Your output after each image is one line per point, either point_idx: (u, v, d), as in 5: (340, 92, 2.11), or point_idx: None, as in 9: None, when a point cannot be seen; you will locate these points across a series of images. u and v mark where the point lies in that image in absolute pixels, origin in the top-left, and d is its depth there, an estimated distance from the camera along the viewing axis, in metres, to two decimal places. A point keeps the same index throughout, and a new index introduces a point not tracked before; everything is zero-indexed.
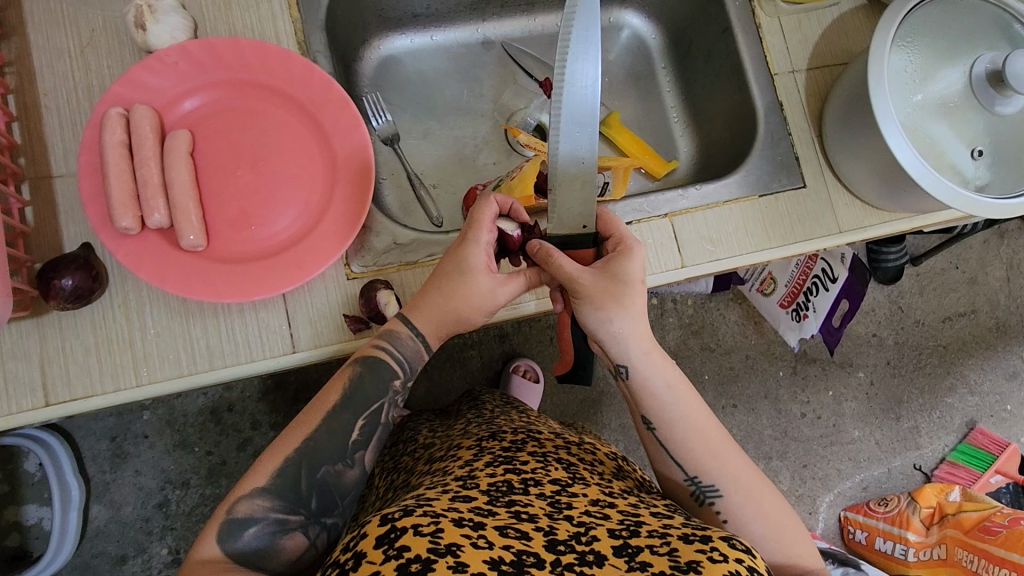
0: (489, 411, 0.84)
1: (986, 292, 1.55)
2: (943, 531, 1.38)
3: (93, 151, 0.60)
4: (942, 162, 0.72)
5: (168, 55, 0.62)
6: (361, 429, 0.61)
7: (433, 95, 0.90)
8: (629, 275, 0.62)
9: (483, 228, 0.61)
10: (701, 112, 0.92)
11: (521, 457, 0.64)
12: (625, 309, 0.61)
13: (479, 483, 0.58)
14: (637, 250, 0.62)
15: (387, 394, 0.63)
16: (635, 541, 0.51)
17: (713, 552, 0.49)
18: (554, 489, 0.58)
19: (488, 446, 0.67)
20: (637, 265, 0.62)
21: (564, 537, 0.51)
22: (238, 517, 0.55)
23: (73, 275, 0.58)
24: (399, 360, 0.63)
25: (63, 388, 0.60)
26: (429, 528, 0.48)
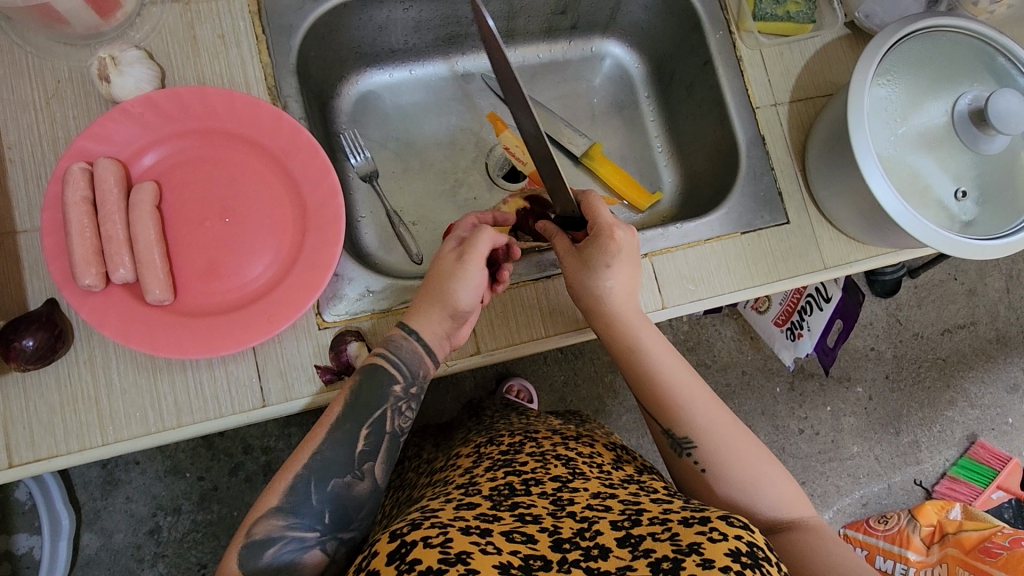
0: (491, 419, 0.84)
1: (985, 304, 1.53)
2: (943, 550, 1.37)
3: (56, 208, 0.59)
4: (927, 199, 0.70)
5: (132, 106, 0.61)
6: (366, 439, 0.59)
7: (413, 129, 0.89)
8: (601, 255, 0.64)
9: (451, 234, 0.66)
10: (684, 141, 0.90)
11: (520, 458, 0.63)
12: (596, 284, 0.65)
13: (481, 489, 0.57)
14: (612, 232, 0.65)
15: (388, 401, 0.61)
16: (637, 530, 0.50)
17: (713, 531, 0.49)
18: (555, 486, 0.58)
19: (487, 451, 0.67)
20: (613, 247, 0.64)
21: (568, 535, 0.50)
22: (258, 538, 0.54)
23: (34, 335, 0.57)
24: (397, 364, 0.62)
25: (27, 449, 0.59)
26: (438, 540, 0.48)
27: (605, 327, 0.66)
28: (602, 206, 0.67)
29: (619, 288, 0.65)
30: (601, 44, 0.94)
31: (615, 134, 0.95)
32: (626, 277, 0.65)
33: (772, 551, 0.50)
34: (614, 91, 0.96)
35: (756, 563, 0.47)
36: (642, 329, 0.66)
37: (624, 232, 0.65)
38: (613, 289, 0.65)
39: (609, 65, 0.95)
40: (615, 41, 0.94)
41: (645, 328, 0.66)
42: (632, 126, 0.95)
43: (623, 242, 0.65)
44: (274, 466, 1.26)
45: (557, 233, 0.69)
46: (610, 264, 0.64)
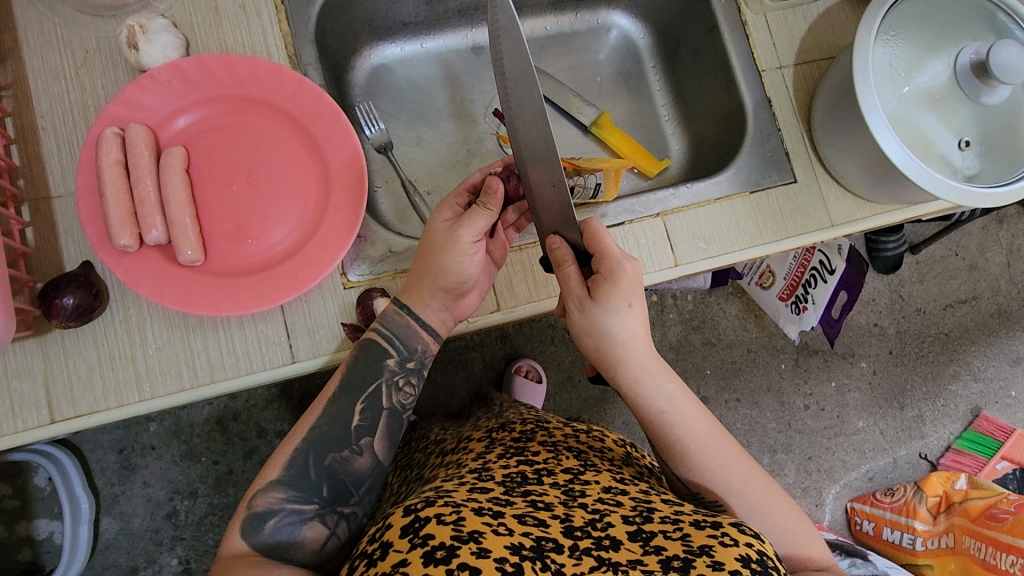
0: (499, 408, 0.82)
1: (986, 278, 1.55)
2: (950, 520, 1.39)
3: (90, 171, 0.61)
4: (930, 154, 0.72)
5: (161, 73, 0.63)
6: (361, 413, 0.62)
7: (425, 102, 0.91)
8: (617, 300, 0.60)
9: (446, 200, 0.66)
10: (691, 110, 0.92)
11: (532, 448, 0.62)
12: (616, 333, 0.61)
13: (494, 474, 0.56)
14: (626, 270, 0.60)
15: (383, 375, 0.63)
16: (649, 526, 0.50)
17: (724, 536, 0.48)
18: (567, 478, 0.57)
19: (500, 437, 0.65)
20: (627, 287, 0.60)
21: (580, 523, 0.49)
22: (258, 511, 0.57)
23: (74, 293, 0.59)
24: (391, 339, 0.64)
25: (67, 406, 0.61)
26: (451, 517, 0.47)
27: (625, 378, 0.62)
28: (608, 235, 0.61)
29: (636, 333, 0.61)
30: (607, 15, 0.96)
31: (621, 105, 0.97)
32: (642, 320, 0.62)
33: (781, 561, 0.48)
34: (620, 63, 0.97)
35: (766, 571, 0.45)
36: (663, 377, 0.62)
37: (633, 268, 0.61)
38: (628, 332, 0.61)
39: (616, 36, 0.97)
40: (621, 12, 0.95)
41: (665, 374, 0.63)
42: (638, 97, 0.97)
43: (633, 278, 0.61)
44: None
45: (567, 264, 0.61)
46: (629, 307, 0.60)
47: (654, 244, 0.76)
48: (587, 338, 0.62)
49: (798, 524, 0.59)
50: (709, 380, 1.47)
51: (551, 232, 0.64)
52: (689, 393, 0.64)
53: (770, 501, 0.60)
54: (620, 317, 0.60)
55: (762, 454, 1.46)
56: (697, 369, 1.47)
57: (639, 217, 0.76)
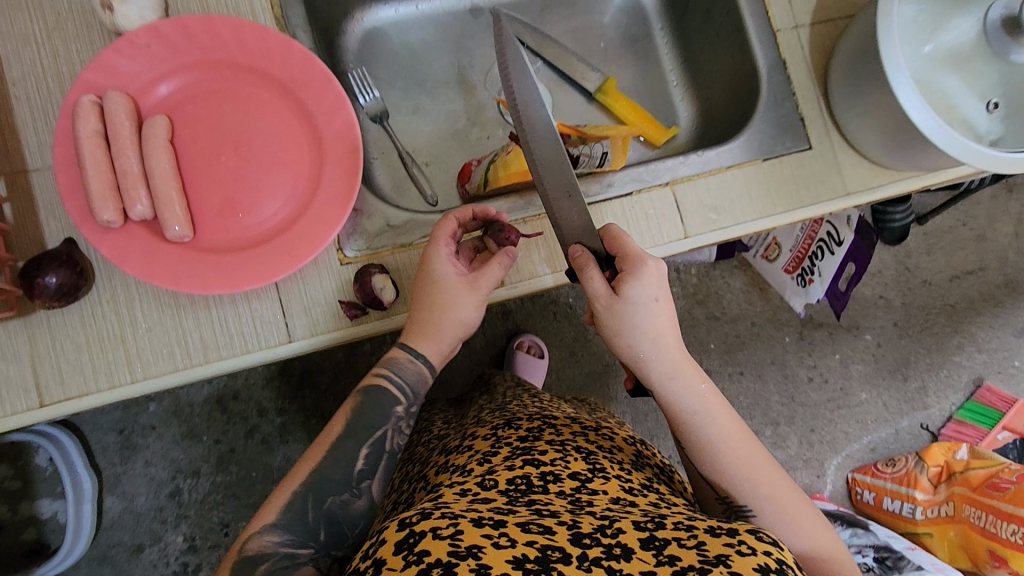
0: (502, 398, 0.78)
1: (994, 249, 1.53)
2: (951, 489, 1.37)
3: (68, 142, 0.58)
4: (953, 117, 0.69)
5: (139, 36, 0.59)
6: (366, 457, 0.60)
7: (422, 68, 0.87)
8: (642, 295, 0.59)
9: (439, 241, 0.62)
10: (701, 75, 0.88)
11: (539, 447, 0.59)
12: (644, 329, 0.60)
13: (498, 480, 0.54)
14: (649, 267, 0.59)
15: (388, 421, 0.62)
16: (662, 533, 0.47)
17: (741, 545, 0.45)
18: (573, 486, 0.54)
19: (504, 436, 0.63)
20: (650, 282, 0.59)
21: (588, 530, 0.47)
22: (250, 554, 0.54)
23: (57, 272, 0.56)
24: (399, 385, 0.63)
25: (56, 389, 0.59)
26: (447, 531, 0.46)
27: (655, 377, 0.61)
28: (626, 238, 0.62)
29: (665, 331, 0.61)
30: None
31: (627, 70, 0.92)
32: (669, 318, 0.61)
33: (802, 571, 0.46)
34: (626, 25, 0.92)
35: None
36: (694, 378, 0.61)
37: (656, 265, 0.60)
38: (655, 331, 0.60)
39: None
40: None
41: (697, 374, 0.61)
42: (645, 61, 0.92)
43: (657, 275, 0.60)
44: (289, 428, 1.27)
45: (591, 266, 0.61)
46: (654, 301, 0.60)
47: (662, 216, 0.72)
48: (616, 338, 0.61)
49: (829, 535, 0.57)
50: (712, 354, 1.46)
51: (574, 242, 0.64)
52: (719, 396, 0.62)
53: (801, 511, 0.57)
54: (646, 313, 0.60)
55: (765, 427, 1.45)
56: (701, 343, 1.45)
57: (647, 186, 0.72)
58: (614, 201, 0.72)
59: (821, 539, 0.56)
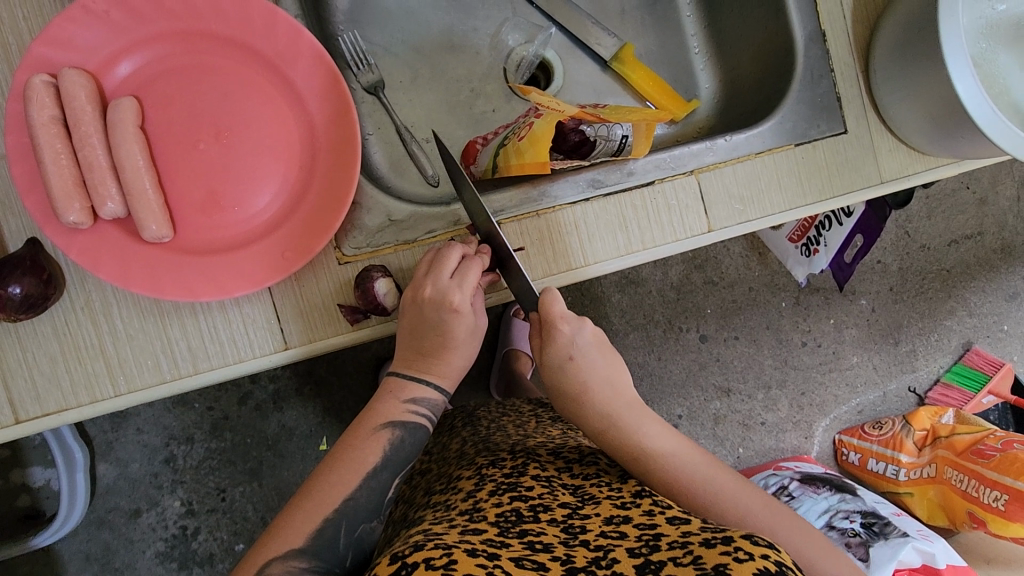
0: (484, 428, 0.73)
1: (994, 213, 1.49)
2: (935, 452, 1.39)
3: (21, 129, 0.50)
4: (1003, 102, 0.63)
5: (95, 3, 0.51)
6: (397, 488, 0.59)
7: (420, 28, 0.78)
8: (557, 358, 0.61)
9: (465, 287, 0.57)
10: (727, 41, 0.81)
11: (526, 482, 0.57)
12: (569, 391, 0.61)
13: (487, 515, 0.53)
14: (560, 331, 0.60)
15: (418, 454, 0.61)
16: (657, 556, 0.46)
17: (738, 551, 0.44)
18: (564, 513, 0.53)
19: (490, 473, 0.59)
20: (563, 342, 0.60)
21: (583, 565, 0.46)
22: None
23: (21, 282, 0.50)
24: (430, 416, 0.61)
25: (33, 404, 0.54)
26: (441, 561, 0.43)
27: (593, 431, 0.61)
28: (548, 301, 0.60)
29: (593, 386, 0.61)
30: None
31: (647, 33, 0.84)
32: (597, 370, 0.61)
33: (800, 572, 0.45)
34: None
35: None
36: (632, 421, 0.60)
37: (571, 327, 0.61)
38: (587, 384, 0.61)
39: None
40: None
41: (631, 422, 0.60)
42: (666, 23, 0.84)
43: (569, 333, 0.60)
44: (283, 395, 1.23)
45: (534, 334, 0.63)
46: (570, 359, 0.60)
47: (686, 207, 0.67)
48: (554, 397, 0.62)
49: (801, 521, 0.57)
50: (709, 319, 1.44)
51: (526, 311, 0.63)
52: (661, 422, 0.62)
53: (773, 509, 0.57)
54: (572, 370, 0.60)
55: (757, 390, 1.46)
56: (698, 308, 1.43)
57: (671, 175, 0.67)
58: (634, 190, 0.66)
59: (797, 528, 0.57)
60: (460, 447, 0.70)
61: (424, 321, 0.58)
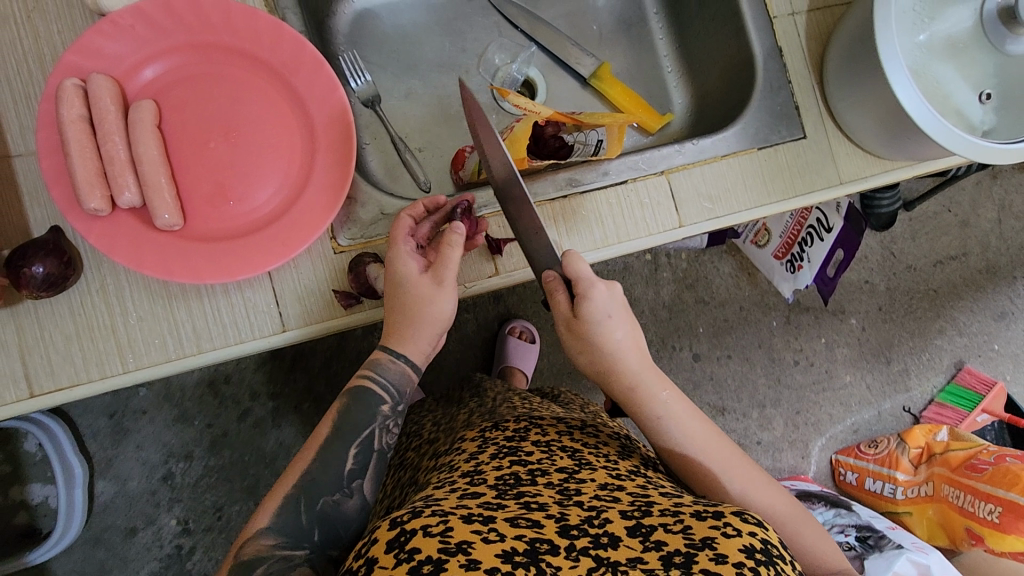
0: (491, 401, 0.77)
1: (978, 235, 1.47)
2: (931, 469, 1.35)
3: (51, 127, 0.56)
4: (947, 107, 0.68)
5: (123, 17, 0.58)
6: (354, 459, 0.60)
7: (413, 51, 0.86)
8: (595, 315, 0.62)
9: (398, 241, 0.61)
10: (695, 60, 0.88)
11: (526, 447, 0.60)
12: (601, 348, 0.63)
13: (487, 478, 0.55)
14: (598, 290, 0.61)
15: (375, 421, 0.62)
16: (648, 520, 0.49)
17: (727, 527, 0.47)
18: (561, 477, 0.55)
19: (492, 437, 0.63)
20: (600, 301, 0.62)
21: (576, 522, 0.48)
22: (245, 558, 0.54)
23: (44, 261, 0.56)
24: (386, 386, 0.62)
25: (46, 379, 0.59)
26: (439, 528, 0.45)
27: (621, 388, 0.63)
28: (584, 264, 0.62)
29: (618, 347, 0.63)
30: None
31: (622, 55, 0.92)
32: (627, 335, 0.64)
33: (785, 549, 0.48)
34: (621, 9, 0.91)
35: (771, 562, 0.45)
36: (656, 385, 0.63)
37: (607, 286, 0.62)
38: (620, 344, 0.63)
39: None
40: None
41: (653, 386, 0.63)
42: (639, 46, 0.92)
43: (606, 294, 0.62)
44: (280, 411, 1.23)
45: (557, 291, 0.63)
46: (607, 318, 0.62)
47: (657, 205, 0.72)
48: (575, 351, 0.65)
49: (803, 519, 0.60)
50: (701, 337, 1.43)
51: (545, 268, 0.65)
52: (685, 399, 0.64)
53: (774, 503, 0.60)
54: (605, 329, 0.62)
55: (751, 409, 1.43)
56: (689, 327, 1.43)
57: (643, 174, 0.72)
58: (609, 188, 0.72)
59: (794, 522, 0.59)
60: (466, 417, 0.73)
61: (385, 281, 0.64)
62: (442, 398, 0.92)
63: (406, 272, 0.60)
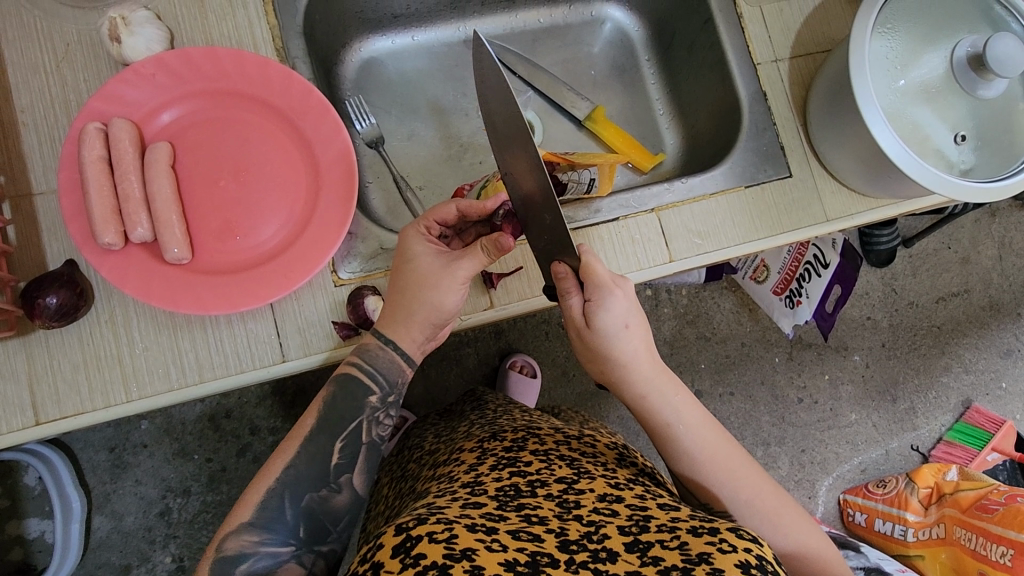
0: (492, 412, 0.78)
1: (979, 272, 1.47)
2: (941, 511, 1.30)
3: (72, 166, 0.60)
4: (925, 148, 0.70)
5: (144, 67, 0.62)
6: (340, 451, 0.61)
7: (416, 96, 0.90)
8: (611, 324, 0.62)
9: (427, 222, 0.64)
10: (685, 103, 0.92)
11: (525, 457, 0.61)
12: (614, 356, 0.64)
13: (487, 488, 0.55)
14: (615, 297, 0.61)
15: (364, 412, 0.63)
16: (646, 536, 0.49)
17: (722, 542, 0.46)
18: (561, 488, 0.56)
19: (492, 447, 0.64)
20: (616, 306, 0.61)
21: (575, 537, 0.49)
22: (229, 554, 0.55)
23: (57, 292, 0.59)
24: (373, 375, 0.63)
25: (53, 408, 0.60)
26: (443, 535, 0.46)
27: (632, 395, 0.65)
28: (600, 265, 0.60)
29: (630, 352, 0.64)
30: (601, 8, 0.95)
31: (615, 99, 0.96)
32: (640, 340, 0.64)
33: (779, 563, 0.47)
34: (614, 56, 0.97)
35: None
36: (668, 392, 0.64)
37: (622, 292, 0.61)
38: (634, 353, 0.64)
39: (610, 29, 0.96)
40: (615, 5, 0.95)
41: (663, 395, 0.64)
42: (632, 91, 0.97)
43: (624, 299, 0.62)
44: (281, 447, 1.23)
45: (570, 294, 0.62)
46: (624, 327, 0.62)
47: (648, 240, 0.75)
48: (586, 353, 0.66)
49: (811, 528, 0.60)
50: (703, 374, 1.39)
51: (555, 257, 0.62)
52: (697, 406, 0.65)
53: (783, 509, 0.60)
54: (619, 336, 0.63)
55: (755, 448, 1.38)
56: (691, 364, 1.38)
57: (633, 212, 0.75)
58: (602, 225, 0.74)
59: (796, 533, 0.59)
60: (467, 428, 0.74)
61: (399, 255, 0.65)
62: (444, 411, 0.92)
63: (417, 252, 0.62)
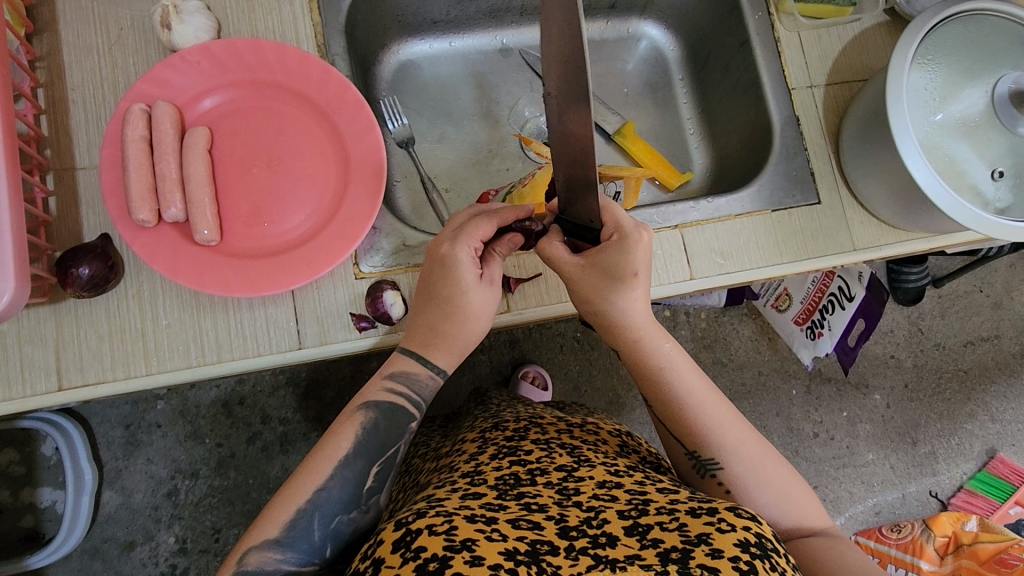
0: (496, 407, 0.77)
1: (1011, 317, 1.42)
2: (958, 562, 1.26)
3: (115, 145, 0.62)
4: (961, 183, 0.69)
5: (191, 54, 0.64)
6: (376, 477, 0.61)
7: (449, 101, 0.92)
8: (624, 270, 0.60)
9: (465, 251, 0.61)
10: (717, 124, 0.92)
11: (525, 446, 0.60)
12: (618, 302, 0.61)
13: (487, 477, 0.55)
14: (635, 243, 0.59)
15: (403, 439, 0.64)
16: (645, 518, 0.49)
17: (721, 522, 0.47)
18: (560, 475, 0.55)
19: (493, 437, 0.64)
20: (637, 258, 0.59)
21: (575, 523, 0.48)
22: (249, 569, 0.55)
23: (90, 264, 0.61)
24: (416, 401, 0.65)
25: (76, 375, 0.62)
26: (443, 527, 0.46)
27: (630, 341, 0.63)
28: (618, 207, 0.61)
29: (638, 312, 0.62)
30: (639, 25, 0.96)
31: (646, 116, 0.97)
32: (643, 292, 0.62)
33: (780, 542, 0.48)
34: (647, 73, 0.97)
35: (765, 554, 0.45)
36: (662, 338, 0.63)
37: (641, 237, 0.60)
38: (637, 304, 0.62)
39: (645, 46, 0.97)
40: (652, 22, 0.95)
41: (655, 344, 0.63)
42: (664, 109, 0.97)
43: (644, 247, 0.60)
44: (290, 438, 1.24)
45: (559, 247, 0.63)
46: (636, 277, 0.60)
47: (670, 256, 0.75)
48: (593, 318, 0.64)
49: (823, 521, 0.58)
50: None
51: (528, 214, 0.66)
52: (688, 356, 0.64)
53: (792, 493, 0.59)
54: (626, 285, 0.61)
55: None
56: None
57: (656, 228, 0.75)
58: None
59: (781, 482, 0.59)
60: (471, 422, 0.74)
61: (429, 276, 0.63)
62: (449, 413, 0.92)
63: (470, 289, 0.61)
